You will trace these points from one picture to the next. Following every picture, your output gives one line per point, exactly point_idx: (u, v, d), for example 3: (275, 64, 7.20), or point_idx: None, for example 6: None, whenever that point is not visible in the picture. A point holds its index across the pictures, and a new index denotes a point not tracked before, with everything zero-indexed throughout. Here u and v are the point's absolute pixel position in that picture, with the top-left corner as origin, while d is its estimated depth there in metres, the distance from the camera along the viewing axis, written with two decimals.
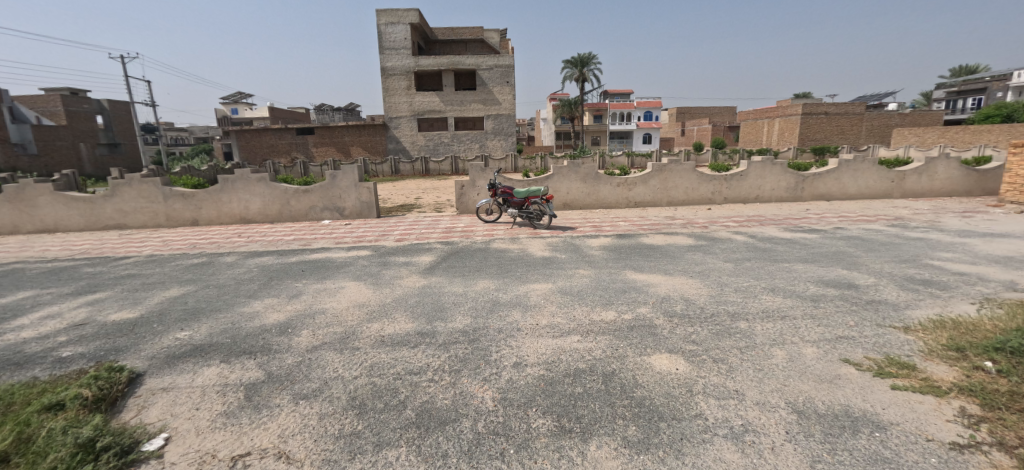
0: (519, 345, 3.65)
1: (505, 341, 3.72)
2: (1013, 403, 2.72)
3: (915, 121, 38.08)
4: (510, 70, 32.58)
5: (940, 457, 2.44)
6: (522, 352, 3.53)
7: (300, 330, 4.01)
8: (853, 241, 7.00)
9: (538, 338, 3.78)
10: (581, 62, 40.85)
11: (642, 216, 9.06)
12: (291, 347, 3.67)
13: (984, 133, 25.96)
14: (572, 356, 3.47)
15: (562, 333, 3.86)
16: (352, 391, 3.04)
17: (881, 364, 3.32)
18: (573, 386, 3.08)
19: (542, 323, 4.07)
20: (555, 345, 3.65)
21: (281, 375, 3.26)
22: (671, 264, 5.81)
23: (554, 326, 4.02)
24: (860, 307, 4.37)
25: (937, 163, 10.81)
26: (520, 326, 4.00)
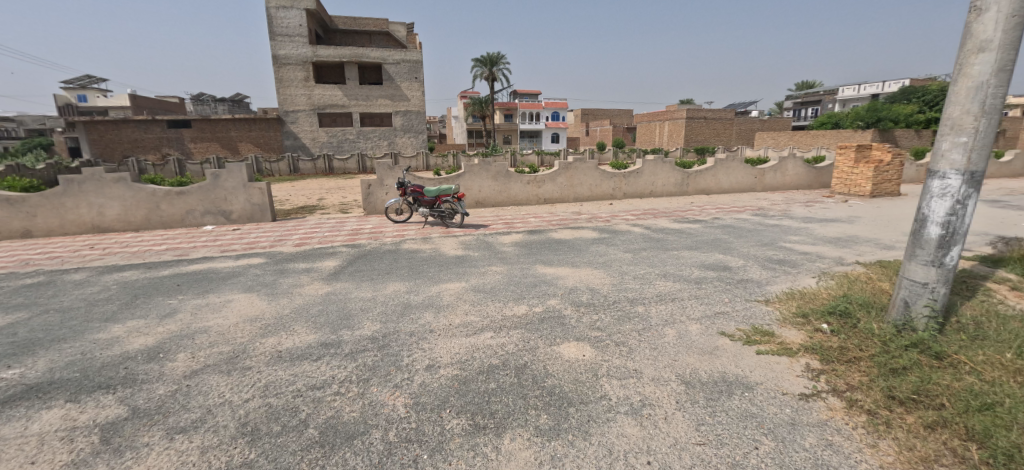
0: (432, 346, 3.65)
1: (417, 344, 3.69)
2: (842, 355, 3.34)
3: (773, 127, 44.39)
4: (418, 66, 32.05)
5: (792, 406, 2.92)
6: (435, 354, 3.53)
7: (174, 354, 3.61)
8: (727, 229, 7.98)
9: (451, 337, 3.81)
10: (491, 62, 41.24)
11: (550, 212, 9.43)
12: (163, 376, 3.29)
13: (822, 137, 31.10)
14: (485, 352, 3.56)
15: (475, 331, 3.93)
16: (242, 417, 2.82)
17: (748, 333, 3.85)
18: (486, 383, 3.15)
19: (455, 322, 4.10)
20: (468, 344, 3.70)
21: (150, 408, 2.91)
22: (577, 257, 6.17)
23: (467, 324, 4.07)
24: (733, 286, 5.03)
25: (789, 162, 12.69)
26: (433, 328, 3.99)
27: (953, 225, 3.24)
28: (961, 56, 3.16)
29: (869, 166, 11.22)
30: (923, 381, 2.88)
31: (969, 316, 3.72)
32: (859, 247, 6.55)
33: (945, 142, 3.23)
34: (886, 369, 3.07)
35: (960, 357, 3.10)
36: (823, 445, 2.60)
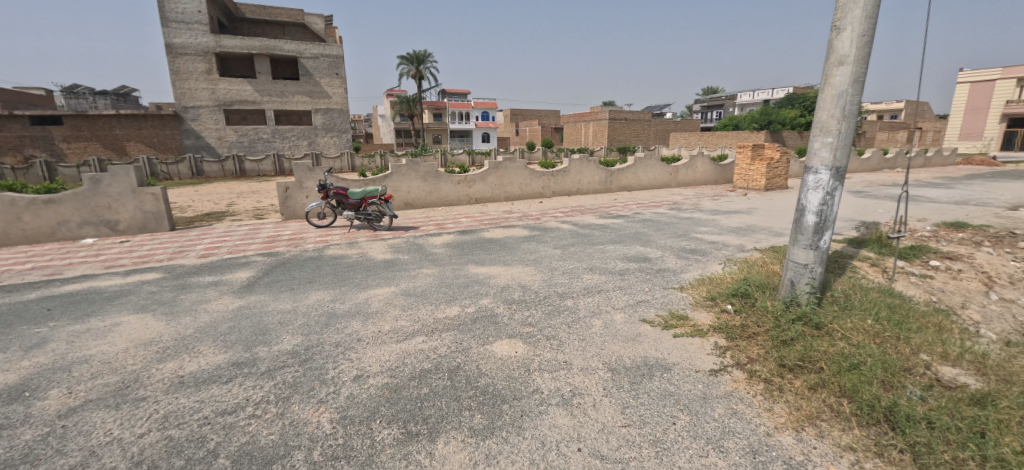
0: (360, 356, 3.54)
1: (343, 355, 3.56)
2: (744, 332, 3.72)
3: (686, 128, 47.87)
4: (339, 61, 30.71)
5: (703, 382, 3.20)
6: (363, 363, 3.43)
7: (45, 391, 3.18)
8: (646, 223, 8.52)
9: (380, 345, 3.72)
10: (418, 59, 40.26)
11: (481, 212, 9.46)
12: (32, 418, 2.89)
13: (726, 137, 34.15)
14: (417, 357, 3.52)
15: (406, 336, 3.87)
16: (137, 454, 2.56)
17: (666, 318, 4.16)
18: (418, 389, 3.12)
19: (385, 329, 4.01)
20: (399, 350, 3.64)
21: (13, 458, 2.55)
22: (508, 255, 6.26)
23: (397, 329, 4.00)
24: (653, 275, 5.39)
25: (699, 160, 13.79)
26: (361, 336, 3.87)
27: (825, 213, 3.73)
28: (826, 67, 3.64)
29: (762, 163, 12.55)
30: (807, 349, 3.30)
31: (840, 290, 4.32)
32: (756, 236, 7.31)
33: (816, 141, 3.71)
34: (778, 341, 3.48)
35: (834, 326, 3.59)
36: (729, 414, 2.88)
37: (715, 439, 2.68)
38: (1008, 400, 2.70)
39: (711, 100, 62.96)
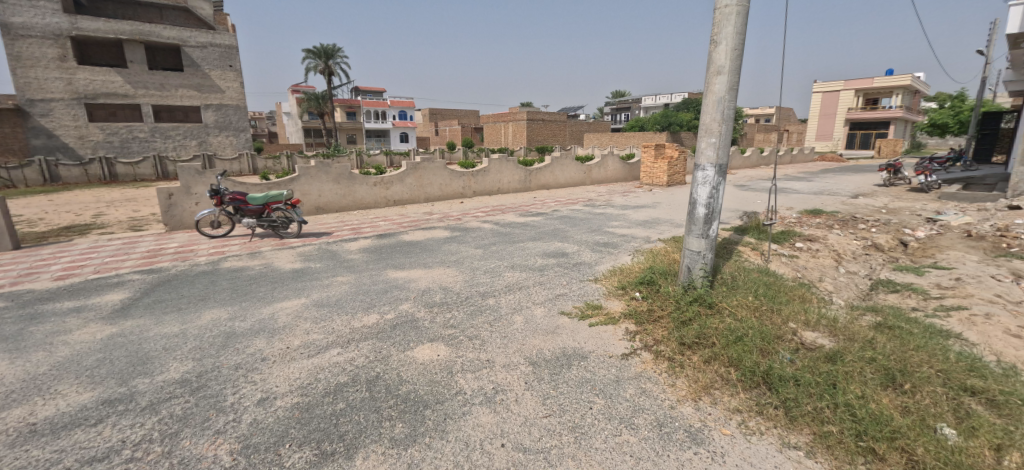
0: (264, 376, 3.26)
1: (243, 377, 3.25)
2: (651, 316, 3.99)
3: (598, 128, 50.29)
4: (231, 52, 28.22)
5: (617, 366, 3.38)
6: (268, 384, 3.16)
7: None
8: (563, 219, 8.80)
9: (289, 362, 3.44)
10: (326, 53, 37.93)
11: (400, 214, 9.15)
12: None
13: (634, 137, 36.46)
14: (330, 371, 3.31)
15: (318, 350, 3.63)
16: None
17: (582, 309, 4.33)
18: (332, 404, 2.94)
19: (294, 344, 3.72)
20: (310, 365, 3.40)
21: None
22: (430, 258, 6.11)
23: (308, 343, 3.74)
24: (569, 269, 5.59)
25: (609, 159, 14.57)
26: (266, 355, 3.56)
27: (712, 204, 4.14)
28: (707, 75, 4.02)
29: (664, 161, 13.57)
30: (702, 327, 3.62)
31: (728, 272, 4.80)
32: (660, 227, 7.89)
33: (702, 141, 4.08)
34: (679, 322, 3.78)
35: (723, 304, 3.98)
36: (639, 393, 3.07)
37: (627, 418, 2.85)
38: (853, 354, 3.19)
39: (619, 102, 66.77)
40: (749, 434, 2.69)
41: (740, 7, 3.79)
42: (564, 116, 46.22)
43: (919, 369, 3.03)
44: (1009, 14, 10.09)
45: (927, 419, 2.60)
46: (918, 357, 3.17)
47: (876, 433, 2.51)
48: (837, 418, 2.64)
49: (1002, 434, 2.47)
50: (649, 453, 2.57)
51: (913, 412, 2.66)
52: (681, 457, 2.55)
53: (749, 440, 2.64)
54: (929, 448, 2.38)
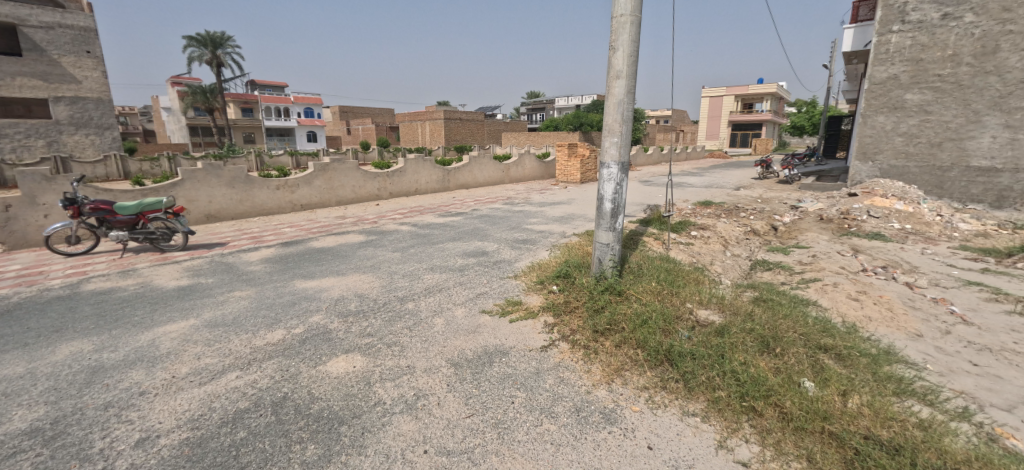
0: (145, 413, 2.94)
1: (116, 418, 2.90)
2: (567, 307, 4.22)
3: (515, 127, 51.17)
4: (89, 36, 24.63)
5: (536, 359, 3.53)
6: (149, 422, 2.85)
7: None
8: (483, 218, 8.88)
9: (175, 394, 3.13)
10: (213, 41, 34.38)
11: (309, 220, 8.64)
12: None
13: (549, 136, 37.69)
14: (229, 398, 3.07)
15: (214, 374, 3.34)
16: None
17: (503, 306, 4.44)
18: (233, 434, 2.74)
19: (181, 372, 3.38)
20: (203, 394, 3.12)
21: None
22: (343, 264, 5.83)
23: (202, 369, 3.42)
24: (490, 267, 5.69)
25: (526, 158, 14.95)
26: (146, 388, 3.20)
27: (617, 200, 4.47)
28: (607, 80, 4.32)
29: (577, 159, 14.22)
30: (613, 314, 3.90)
31: (635, 261, 5.19)
32: (575, 223, 8.29)
33: (606, 141, 4.38)
34: (592, 311, 4.04)
35: (631, 291, 4.32)
36: (558, 383, 3.24)
37: (548, 407, 2.99)
38: (737, 327, 3.63)
39: (534, 103, 68.54)
40: (654, 407, 2.97)
41: (634, 17, 4.14)
42: (481, 115, 46.42)
43: (786, 334, 3.54)
44: (843, 36, 12.04)
45: (793, 377, 3.06)
46: (785, 324, 3.71)
47: (755, 393, 2.89)
48: (724, 384, 3.01)
49: (846, 382, 3.00)
50: (568, 438, 2.73)
51: (783, 371, 3.12)
52: (596, 437, 2.75)
53: (655, 414, 2.92)
54: (795, 401, 2.80)
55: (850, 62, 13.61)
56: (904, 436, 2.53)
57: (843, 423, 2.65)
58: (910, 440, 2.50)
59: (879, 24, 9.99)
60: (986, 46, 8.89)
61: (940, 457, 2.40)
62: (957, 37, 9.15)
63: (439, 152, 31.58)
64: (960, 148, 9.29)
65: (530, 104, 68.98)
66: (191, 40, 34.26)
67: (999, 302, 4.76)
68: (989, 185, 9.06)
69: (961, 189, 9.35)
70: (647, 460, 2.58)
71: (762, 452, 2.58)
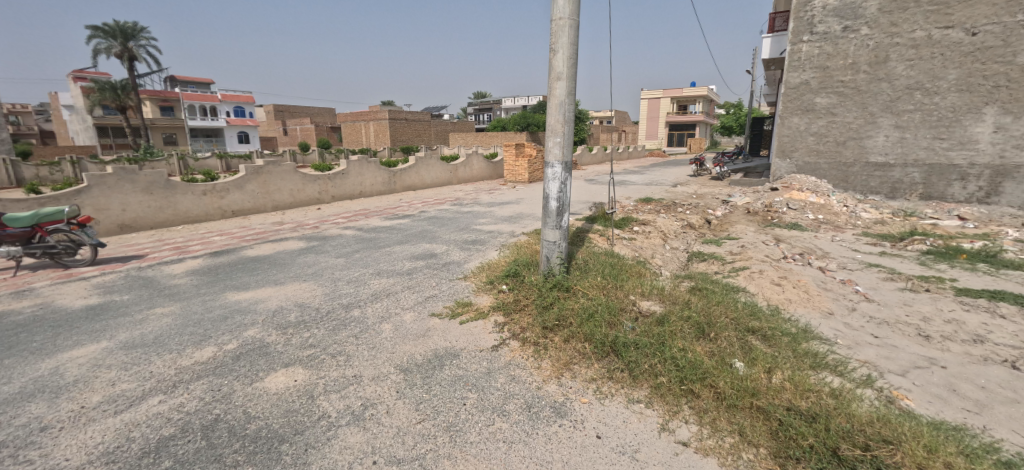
0: (48, 452, 2.65)
1: (13, 459, 2.60)
2: (517, 305, 4.27)
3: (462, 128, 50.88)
4: None
5: (487, 358, 3.56)
6: (55, 461, 2.59)
7: None
8: (431, 220, 8.79)
9: (85, 426, 2.85)
10: (122, 31, 31.47)
11: (242, 227, 8.15)
12: None
13: (497, 136, 37.83)
14: (152, 425, 2.85)
15: (135, 400, 3.08)
16: None
17: (452, 308, 4.41)
18: (158, 465, 2.55)
19: (92, 401, 3.07)
20: (121, 423, 2.87)
21: None
22: (281, 273, 5.56)
23: (120, 395, 3.14)
24: (440, 270, 5.64)
25: (474, 159, 14.91)
26: (50, 422, 2.89)
27: (562, 198, 4.59)
28: (549, 81, 4.43)
29: (524, 159, 14.39)
30: (561, 310, 4.00)
31: (582, 257, 5.35)
32: (523, 222, 8.40)
33: (549, 141, 4.49)
34: (541, 307, 4.12)
35: (578, 286, 4.45)
36: (509, 381, 3.29)
37: (499, 406, 3.03)
38: (675, 315, 3.85)
39: (480, 104, 68.50)
40: (602, 398, 3.09)
41: (572, 20, 4.26)
42: (428, 115, 45.75)
43: (719, 320, 3.81)
44: (762, 44, 13.01)
45: (726, 359, 3.29)
46: (718, 310, 3.99)
47: (692, 377, 3.08)
48: (665, 370, 3.18)
49: (770, 360, 3.27)
50: (520, 435, 2.78)
51: (716, 354, 3.35)
52: (547, 431, 2.82)
53: (603, 404, 3.04)
54: (728, 381, 3.01)
55: (768, 68, 14.74)
56: (819, 404, 2.81)
57: (769, 397, 2.89)
58: (824, 408, 2.77)
59: (792, 34, 10.91)
60: (879, 55, 9.90)
61: (849, 420, 2.68)
62: (856, 47, 10.14)
63: (385, 153, 30.76)
64: (862, 146, 10.31)
65: (477, 105, 68.89)
66: (97, 30, 31.20)
67: (893, 281, 5.38)
68: (885, 179, 10.12)
69: (863, 183, 10.40)
70: (596, 449, 2.68)
71: (699, 431, 2.76)
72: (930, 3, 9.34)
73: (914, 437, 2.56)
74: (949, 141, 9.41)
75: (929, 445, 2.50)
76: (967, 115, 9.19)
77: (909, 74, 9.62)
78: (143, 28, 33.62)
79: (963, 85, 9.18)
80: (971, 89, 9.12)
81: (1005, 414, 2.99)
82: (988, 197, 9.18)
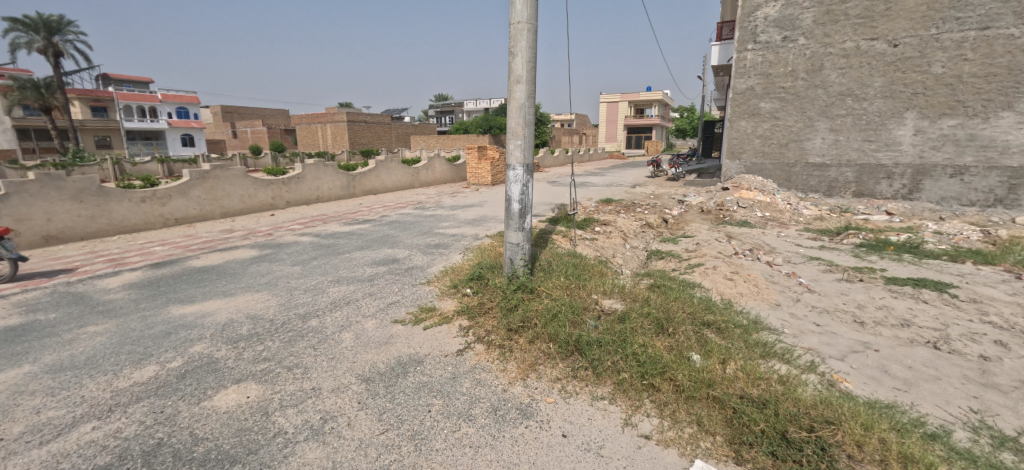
0: None
1: None
2: (481, 308, 4.24)
3: (423, 131, 50.31)
4: None
5: (452, 363, 3.51)
6: None
7: None
8: (393, 224, 8.63)
9: (5, 460, 2.60)
10: (45, 24, 29.12)
11: (188, 236, 7.71)
12: None
13: (459, 139, 37.62)
14: (85, 455, 2.64)
15: (65, 428, 2.84)
16: None
17: (416, 314, 4.32)
18: None
19: (13, 433, 2.81)
20: (49, 454, 2.64)
21: None
22: (232, 283, 5.29)
23: (46, 424, 2.88)
24: (402, 275, 5.53)
25: (436, 161, 14.76)
26: None
27: (524, 200, 4.61)
28: (509, 84, 4.44)
29: (487, 162, 14.37)
30: (525, 311, 4.01)
31: (545, 259, 5.38)
32: (487, 224, 8.38)
33: (511, 143, 4.50)
34: (506, 310, 4.12)
35: (541, 287, 4.47)
36: (475, 385, 3.26)
37: (464, 411, 3.00)
38: (636, 312, 3.94)
39: (442, 106, 67.99)
40: (567, 396, 3.12)
41: (530, 25, 4.29)
42: (388, 118, 44.97)
43: (677, 314, 3.92)
44: (712, 51, 13.49)
45: (683, 352, 3.39)
46: (676, 305, 4.11)
47: (653, 371, 3.16)
48: (627, 366, 3.24)
49: (724, 352, 3.40)
50: (486, 439, 2.76)
51: (675, 349, 3.44)
52: (514, 433, 2.81)
53: (568, 403, 3.06)
54: (686, 373, 3.11)
55: (718, 74, 15.40)
56: (769, 391, 2.94)
57: (723, 387, 3.00)
58: (774, 395, 2.90)
59: (737, 43, 11.45)
60: (815, 64, 10.54)
61: (795, 405, 2.83)
62: (795, 56, 10.75)
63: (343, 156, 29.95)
64: (802, 148, 10.94)
65: (438, 107, 68.32)
66: (16, 24, 28.74)
67: (832, 272, 5.73)
68: (823, 178, 10.79)
69: (804, 182, 11.03)
70: (562, 447, 2.70)
71: (660, 424, 2.83)
72: (857, 16, 10.02)
73: (852, 417, 2.72)
74: (876, 143, 10.14)
75: (866, 423, 2.67)
76: (891, 119, 9.92)
77: (841, 81, 10.30)
78: (71, 23, 31.27)
79: (887, 92, 9.90)
80: (894, 96, 9.85)
81: (930, 390, 3.24)
82: (911, 194, 9.95)
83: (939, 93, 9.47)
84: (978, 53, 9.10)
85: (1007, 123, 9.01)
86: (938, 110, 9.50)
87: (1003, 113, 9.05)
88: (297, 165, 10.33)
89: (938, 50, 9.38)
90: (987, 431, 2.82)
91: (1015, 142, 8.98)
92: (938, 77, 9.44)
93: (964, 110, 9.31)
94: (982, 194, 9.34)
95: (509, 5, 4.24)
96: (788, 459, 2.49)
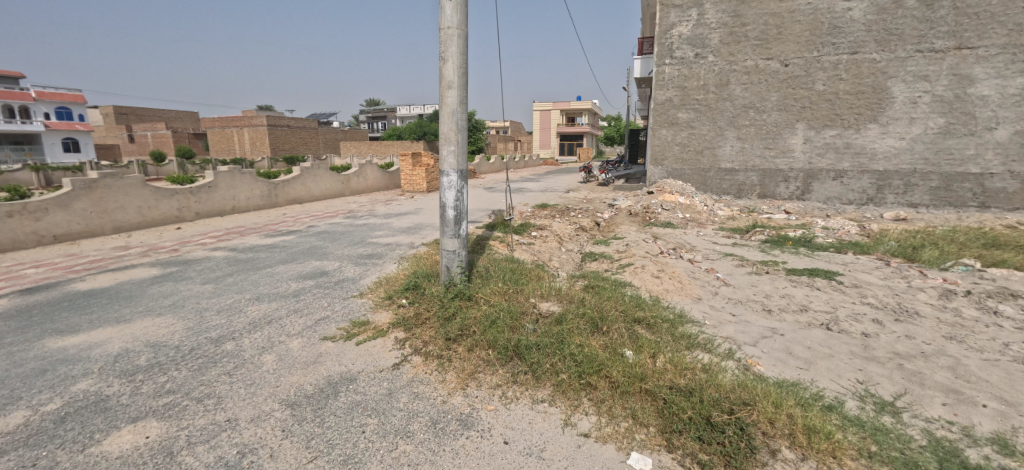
0: None
1: None
2: (418, 320, 4.08)
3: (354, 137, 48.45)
4: None
5: (387, 379, 3.33)
6: None
7: None
8: (321, 235, 8.17)
9: None
10: None
11: (71, 255, 6.76)
12: None
13: (391, 146, 36.55)
14: None
15: None
16: None
17: (348, 329, 4.05)
18: None
19: None
20: None
21: None
22: (127, 307, 4.68)
23: None
24: (331, 289, 5.20)
25: (367, 168, 14.21)
26: None
27: (459, 207, 4.52)
28: (439, 90, 4.33)
29: (421, 168, 14.07)
30: (463, 319, 3.91)
31: (482, 265, 5.30)
32: (422, 232, 8.16)
33: (443, 150, 4.39)
34: (443, 320, 3.99)
35: (479, 294, 4.40)
36: (412, 399, 3.11)
37: (402, 428, 2.84)
38: (572, 313, 3.98)
39: (373, 112, 65.90)
40: (507, 402, 3.06)
41: (460, 30, 4.23)
42: (314, 123, 42.82)
43: (610, 313, 4.01)
44: (633, 65, 14.28)
45: (617, 349, 3.46)
46: (609, 304, 4.22)
47: (589, 370, 3.19)
48: (566, 367, 3.26)
49: (654, 345, 3.53)
50: (425, 455, 2.63)
51: (609, 346, 3.51)
52: (454, 446, 2.70)
53: (508, 409, 3.00)
54: (620, 369, 3.17)
55: (640, 86, 16.23)
56: (694, 380, 3.07)
57: (655, 379, 3.09)
58: (699, 382, 3.03)
59: (656, 57, 12.06)
60: (722, 79, 11.41)
61: (717, 390, 2.97)
62: (706, 71, 11.56)
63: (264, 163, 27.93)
64: (714, 154, 11.79)
65: (369, 113, 66.10)
66: None
67: (743, 266, 6.19)
68: (733, 182, 11.69)
69: (717, 185, 11.87)
70: (503, 455, 2.63)
71: (598, 421, 2.86)
72: (755, 38, 11.01)
73: (765, 396, 2.91)
74: (775, 150, 11.18)
75: (776, 401, 2.86)
76: (785, 129, 11.00)
77: (744, 95, 11.25)
78: None
79: (782, 105, 10.96)
80: (787, 109, 10.92)
81: (826, 367, 3.56)
82: (803, 195, 11.09)
83: (821, 107, 10.65)
84: (850, 74, 10.33)
85: (874, 133, 10.34)
86: (822, 122, 10.68)
87: (870, 125, 10.35)
88: (207, 173, 9.45)
89: (819, 70, 10.54)
90: (871, 399, 3.15)
91: (880, 150, 10.35)
92: (820, 93, 10.60)
93: (841, 122, 10.54)
94: (857, 193, 10.66)
95: (438, 9, 4.15)
96: (713, 442, 2.60)
